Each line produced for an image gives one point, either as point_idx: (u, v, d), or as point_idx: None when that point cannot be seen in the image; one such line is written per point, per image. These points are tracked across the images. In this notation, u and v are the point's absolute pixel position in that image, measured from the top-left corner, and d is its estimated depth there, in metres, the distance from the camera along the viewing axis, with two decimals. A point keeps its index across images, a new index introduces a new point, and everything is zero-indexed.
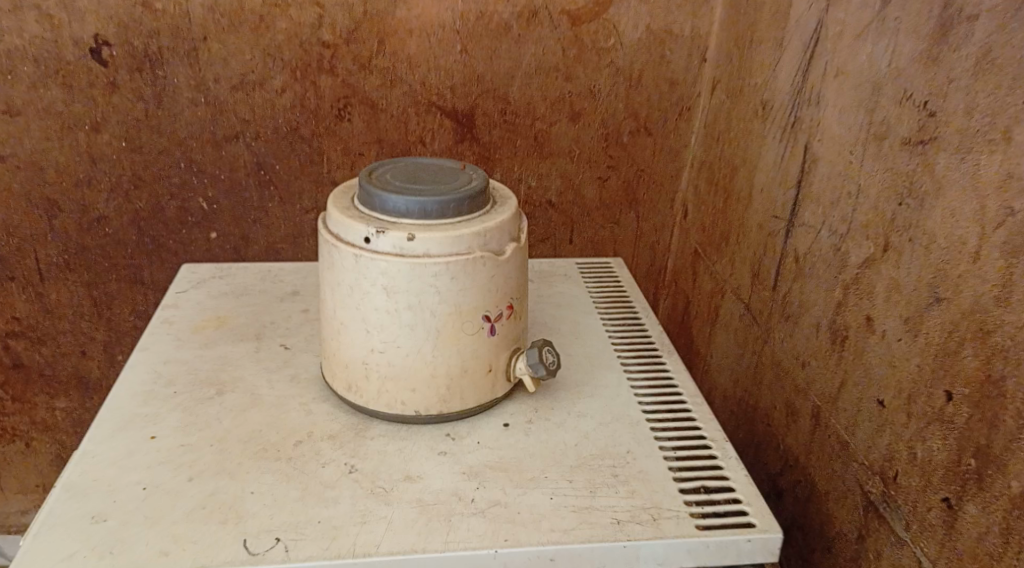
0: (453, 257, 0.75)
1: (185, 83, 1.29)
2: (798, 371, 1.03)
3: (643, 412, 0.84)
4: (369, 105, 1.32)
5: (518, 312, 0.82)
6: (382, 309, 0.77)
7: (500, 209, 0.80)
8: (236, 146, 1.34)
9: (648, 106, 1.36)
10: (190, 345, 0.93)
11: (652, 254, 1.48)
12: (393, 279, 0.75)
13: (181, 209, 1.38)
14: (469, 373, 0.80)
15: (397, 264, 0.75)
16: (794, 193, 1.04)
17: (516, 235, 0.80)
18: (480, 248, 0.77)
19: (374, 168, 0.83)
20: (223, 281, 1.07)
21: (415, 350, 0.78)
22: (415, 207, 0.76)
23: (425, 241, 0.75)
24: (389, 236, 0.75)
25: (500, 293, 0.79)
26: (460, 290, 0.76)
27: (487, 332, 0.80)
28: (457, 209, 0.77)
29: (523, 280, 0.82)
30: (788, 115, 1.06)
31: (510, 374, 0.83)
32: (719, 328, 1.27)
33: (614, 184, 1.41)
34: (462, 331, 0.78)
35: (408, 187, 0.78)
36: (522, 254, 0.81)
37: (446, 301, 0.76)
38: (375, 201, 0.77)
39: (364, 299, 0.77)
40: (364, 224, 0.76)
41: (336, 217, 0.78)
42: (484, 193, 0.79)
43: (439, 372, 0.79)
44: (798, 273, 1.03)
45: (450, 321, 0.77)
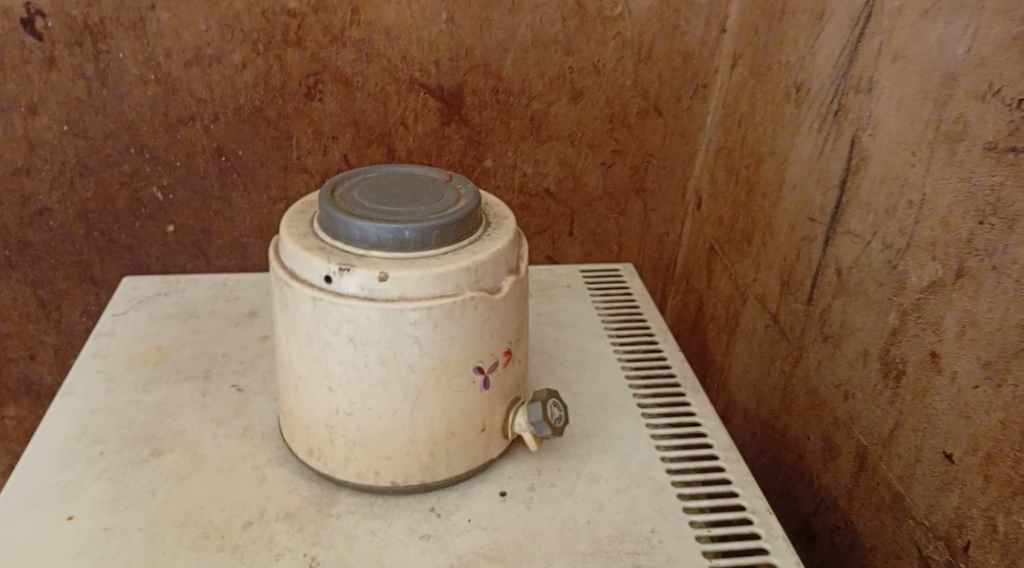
0: (436, 300, 0.60)
1: (133, 59, 1.11)
2: (838, 402, 0.89)
3: (667, 473, 0.70)
4: (343, 84, 1.15)
5: (517, 358, 0.67)
6: (348, 363, 0.62)
7: (494, 234, 0.65)
8: (193, 130, 1.17)
9: (659, 84, 1.20)
10: (125, 389, 0.79)
11: (660, 248, 1.33)
12: (361, 328, 0.60)
13: (133, 200, 1.21)
14: (457, 436, 0.66)
15: (366, 310, 0.60)
16: (837, 195, 0.89)
17: (514, 265, 0.65)
18: (469, 286, 0.61)
19: (339, 182, 0.67)
20: (169, 299, 0.93)
21: (390, 412, 0.63)
22: (388, 236, 0.60)
23: (401, 281, 0.59)
24: (356, 275, 0.60)
25: (495, 339, 0.64)
26: (445, 340, 0.61)
27: (479, 386, 0.65)
28: (441, 237, 0.61)
29: (523, 319, 0.67)
30: (829, 101, 0.90)
31: (507, 432, 0.68)
32: (739, 337, 1.13)
33: (619, 171, 1.25)
34: (448, 388, 0.63)
35: (380, 208, 0.63)
36: (521, 288, 0.66)
37: (428, 354, 0.62)
38: (339, 227, 0.62)
39: (325, 350, 0.62)
40: (324, 259, 0.60)
41: (290, 249, 0.63)
42: (475, 215, 0.64)
43: (421, 437, 0.65)
44: (841, 289, 0.88)
45: (434, 377, 0.63)
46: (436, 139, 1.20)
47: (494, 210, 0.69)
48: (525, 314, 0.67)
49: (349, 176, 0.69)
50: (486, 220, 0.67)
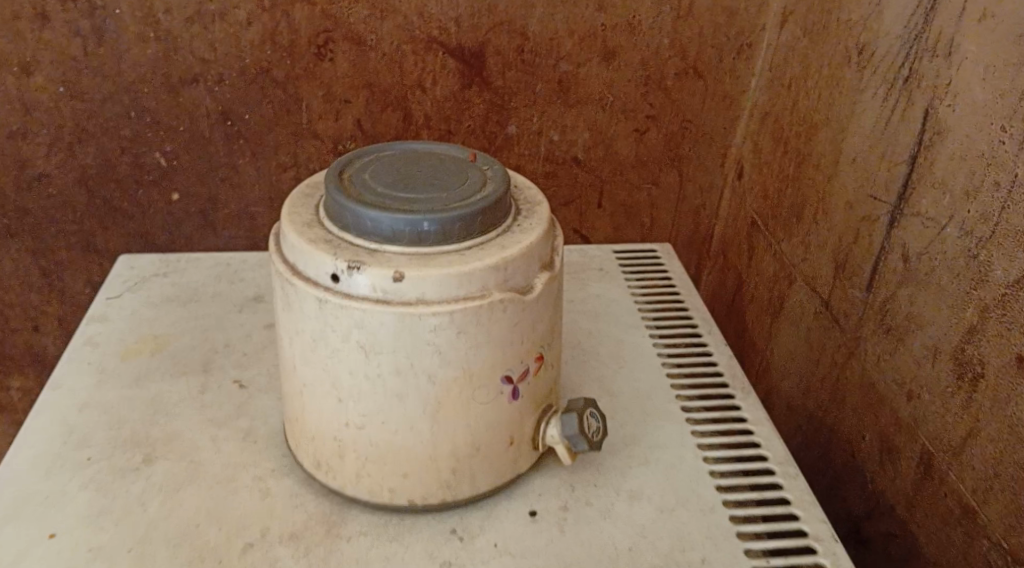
0: (460, 304, 0.52)
1: (131, 14, 1.03)
2: (901, 401, 0.81)
3: (715, 486, 0.63)
4: (357, 42, 1.06)
5: (550, 364, 0.59)
6: (359, 371, 0.54)
7: (527, 225, 0.57)
8: (197, 92, 1.08)
9: (700, 43, 1.10)
10: (117, 384, 0.72)
11: (696, 222, 1.24)
12: (373, 335, 0.53)
13: (135, 165, 1.12)
14: (483, 451, 0.58)
15: (379, 314, 0.52)
16: (906, 171, 0.80)
17: (548, 260, 0.57)
18: (498, 287, 0.54)
19: (349, 163, 0.59)
20: (168, 279, 0.85)
21: (405, 425, 0.56)
22: (405, 228, 0.53)
23: (420, 282, 0.52)
24: (367, 274, 0.52)
25: (526, 344, 0.56)
26: (470, 347, 0.54)
27: (506, 397, 0.57)
28: (466, 230, 0.54)
29: (557, 320, 0.59)
30: (901, 65, 0.81)
31: (537, 445, 0.61)
32: (783, 321, 1.04)
33: (654, 138, 1.16)
34: (473, 400, 0.56)
35: (396, 194, 0.55)
36: (555, 286, 0.58)
37: (450, 363, 0.54)
38: (348, 217, 0.54)
39: (332, 356, 0.55)
40: (332, 256, 0.53)
41: (293, 242, 0.55)
42: (505, 202, 0.56)
43: (441, 453, 0.57)
44: (910, 278, 0.79)
45: (455, 388, 0.55)
46: (457, 102, 1.11)
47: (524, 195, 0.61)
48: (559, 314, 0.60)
49: (359, 155, 0.61)
50: (516, 207, 0.59)
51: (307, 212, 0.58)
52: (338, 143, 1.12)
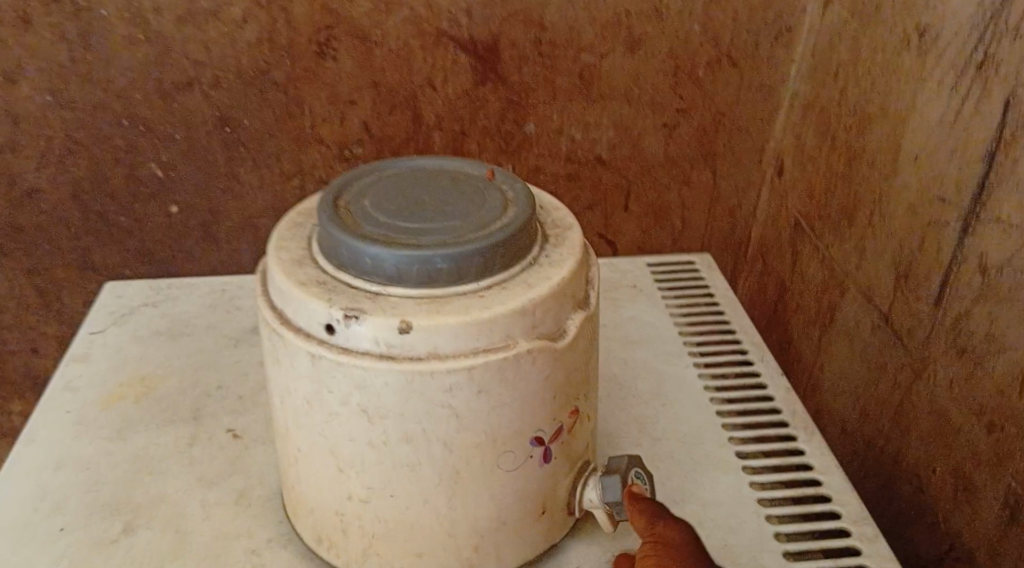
0: (478, 358, 0.49)
1: (119, 16, 0.93)
2: (981, 435, 0.71)
3: (761, 514, 0.62)
4: (361, 39, 0.97)
5: (585, 420, 0.56)
6: (365, 438, 0.51)
7: (552, 262, 0.53)
8: (192, 98, 0.99)
9: (734, 29, 1.00)
10: (98, 437, 0.64)
11: (731, 222, 1.13)
12: (375, 396, 0.49)
13: (130, 178, 1.03)
14: (508, 524, 0.54)
15: (382, 372, 0.49)
16: (983, 169, 0.70)
17: (580, 298, 0.54)
18: (525, 334, 0.50)
19: (345, 188, 0.56)
20: (156, 311, 0.77)
21: (420, 499, 0.52)
22: (414, 265, 0.49)
23: (428, 335, 0.48)
24: (370, 325, 0.48)
25: (558, 401, 0.53)
26: (490, 409, 0.50)
27: (538, 460, 0.54)
28: (483, 264, 0.50)
29: (592, 370, 0.56)
30: (977, 49, 0.71)
31: (573, 510, 0.58)
32: (834, 334, 0.93)
33: (685, 134, 1.06)
34: (497, 468, 0.52)
35: (399, 226, 0.51)
36: (591, 326, 0.55)
37: (470, 428, 0.50)
38: (345, 254, 0.51)
39: (330, 422, 0.51)
40: (326, 304, 0.49)
41: (281, 286, 0.52)
42: (527, 232, 0.53)
43: (465, 524, 0.53)
44: (986, 293, 0.70)
45: (474, 456, 0.51)
46: (471, 102, 1.02)
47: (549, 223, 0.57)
48: (592, 366, 0.56)
49: (358, 175, 0.58)
50: (540, 235, 0.55)
51: (300, 246, 0.55)
52: (345, 148, 1.03)
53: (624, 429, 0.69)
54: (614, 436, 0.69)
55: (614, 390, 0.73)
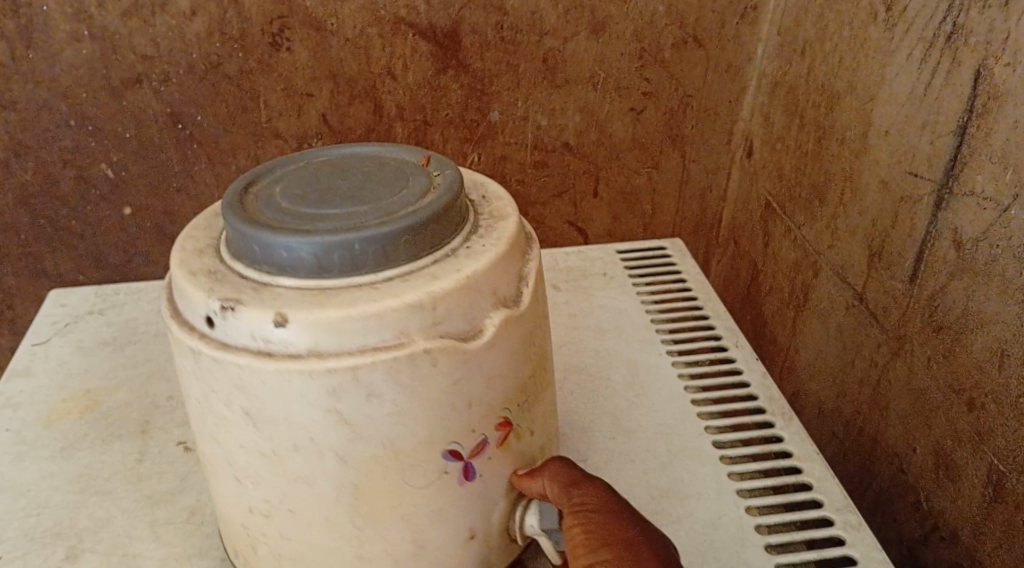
0: (363, 357, 0.47)
1: (60, 11, 0.89)
2: (962, 414, 0.70)
3: (742, 505, 0.60)
4: (315, 28, 0.93)
5: (520, 433, 0.54)
6: (261, 447, 0.50)
7: (469, 253, 0.51)
8: (141, 95, 0.95)
9: (699, 8, 0.97)
10: (43, 456, 0.60)
11: (701, 205, 1.11)
12: (254, 398, 0.48)
13: (79, 180, 0.99)
14: (429, 549, 0.53)
15: (258, 368, 0.47)
16: (955, 144, 0.68)
17: (507, 295, 0.52)
18: (423, 331, 0.48)
19: (268, 175, 0.56)
20: (104, 318, 0.73)
21: (324, 518, 0.51)
22: (304, 251, 0.48)
23: (306, 330, 0.47)
24: (245, 318, 0.48)
25: (477, 411, 0.51)
26: (383, 415, 0.49)
27: (457, 475, 0.52)
28: (379, 251, 0.48)
29: (528, 380, 0.54)
30: (947, 19, 0.68)
31: (515, 536, 0.57)
32: (809, 315, 0.92)
33: (652, 117, 1.03)
34: (403, 485, 0.51)
35: (298, 212, 0.50)
36: (521, 325, 0.52)
37: (364, 438, 0.49)
38: (239, 241, 0.50)
39: (240, 424, 0.50)
40: (205, 296, 0.49)
41: (175, 276, 0.52)
42: (440, 221, 0.50)
43: (393, 543, 0.52)
44: (963, 268, 0.69)
45: (373, 470, 0.50)
46: (432, 91, 0.98)
47: (486, 214, 0.55)
48: (529, 375, 0.54)
49: (289, 161, 0.58)
50: (466, 225, 0.53)
51: (212, 235, 0.55)
52: (303, 141, 1.00)
53: (597, 423, 0.67)
54: (588, 430, 0.66)
55: (588, 382, 0.71)
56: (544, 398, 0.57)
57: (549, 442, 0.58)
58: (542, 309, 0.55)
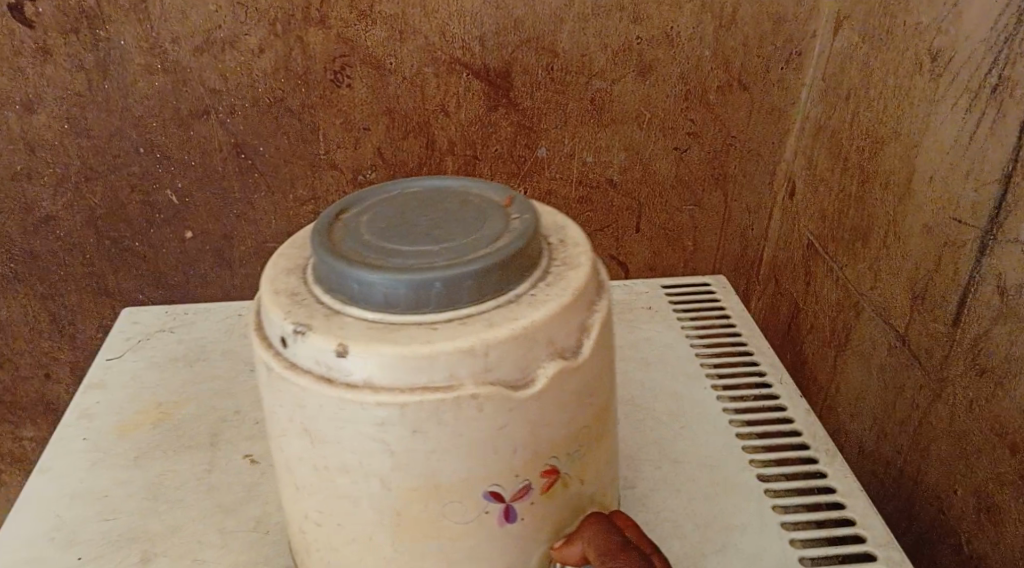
0: (413, 394, 0.50)
1: (136, 46, 0.95)
2: (1005, 457, 0.71)
3: (785, 537, 0.62)
4: (375, 66, 0.98)
5: (566, 483, 0.56)
6: (316, 463, 0.53)
7: (532, 301, 0.53)
8: (208, 125, 1.00)
9: (744, 54, 1.00)
10: (116, 463, 0.64)
11: (743, 244, 1.13)
12: (313, 419, 0.52)
13: (145, 204, 1.04)
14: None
15: (318, 392, 0.51)
16: (999, 192, 0.70)
17: (564, 349, 0.54)
18: (474, 375, 0.51)
19: (366, 201, 0.60)
20: (173, 336, 0.77)
21: (368, 539, 0.54)
22: (375, 289, 0.52)
23: (365, 362, 0.50)
24: (311, 344, 0.51)
25: (522, 457, 0.53)
26: (427, 450, 0.51)
27: (497, 517, 0.54)
28: (442, 296, 0.51)
29: (579, 429, 0.55)
30: (985, 70, 0.71)
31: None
32: (851, 356, 0.93)
33: (696, 157, 1.06)
34: (446, 514, 0.53)
35: (375, 246, 0.54)
36: (575, 379, 0.54)
37: (409, 470, 0.52)
38: (321, 269, 0.54)
39: (299, 438, 0.53)
40: (281, 317, 0.53)
41: (264, 291, 0.57)
42: (505, 269, 0.53)
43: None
44: (1008, 313, 0.70)
45: (414, 501, 0.53)
46: (483, 127, 1.02)
47: (559, 260, 0.57)
48: (580, 425, 0.55)
49: (389, 187, 0.62)
50: (535, 270, 0.55)
51: (304, 253, 0.60)
52: (359, 173, 1.03)
53: (643, 453, 0.69)
54: (634, 460, 0.69)
55: (633, 413, 0.73)
56: (597, 446, 0.58)
57: (600, 488, 0.59)
58: (604, 360, 0.56)
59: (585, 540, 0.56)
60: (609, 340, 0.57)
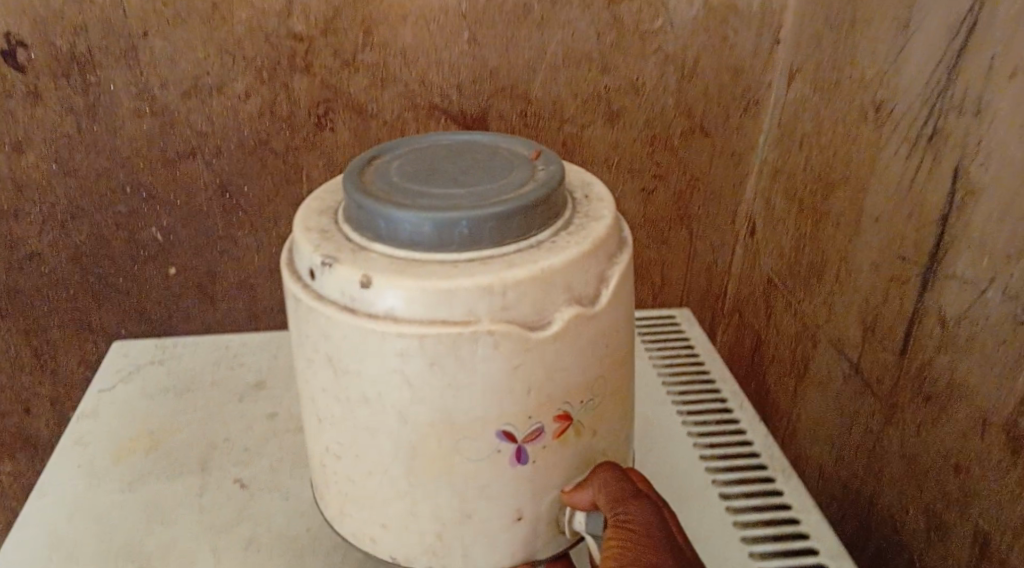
0: (434, 327, 0.56)
1: (126, 91, 0.98)
2: (948, 475, 0.76)
3: (745, 551, 0.66)
4: (357, 111, 1.02)
5: (577, 430, 0.62)
6: (340, 393, 0.60)
7: (551, 247, 0.59)
8: (194, 166, 1.04)
9: (705, 102, 1.06)
10: (110, 488, 0.68)
11: (707, 279, 1.19)
12: (338, 349, 0.59)
13: (130, 241, 1.07)
14: (474, 518, 0.62)
15: (344, 321, 0.58)
16: (936, 233, 0.75)
17: (580, 294, 0.60)
18: (491, 313, 0.57)
19: (393, 154, 0.67)
20: (163, 368, 0.81)
21: (388, 465, 0.61)
22: (403, 225, 0.58)
23: (389, 295, 0.56)
24: (338, 276, 0.58)
25: (535, 400, 0.59)
26: (443, 385, 0.57)
27: (510, 457, 0.60)
28: (463, 235, 0.58)
29: (591, 380, 0.61)
30: (921, 122, 0.77)
31: (564, 529, 0.65)
32: (810, 384, 0.98)
33: (661, 197, 1.12)
34: (458, 453, 0.59)
35: (402, 189, 0.60)
36: (590, 328, 0.60)
37: (424, 405, 0.58)
38: (350, 208, 0.61)
39: (326, 367, 0.60)
40: (311, 251, 0.60)
41: (297, 228, 0.63)
42: (527, 214, 0.59)
43: (443, 504, 0.61)
44: (947, 344, 0.75)
45: (428, 440, 0.59)
46: None
47: (582, 215, 0.63)
48: (594, 377, 0.62)
49: (417, 144, 0.69)
50: (557, 221, 0.61)
51: (336, 199, 0.67)
52: None
53: None
54: None
55: None
56: (611, 402, 0.64)
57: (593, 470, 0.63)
58: (619, 319, 0.63)
59: (596, 486, 0.62)
60: (626, 294, 0.63)
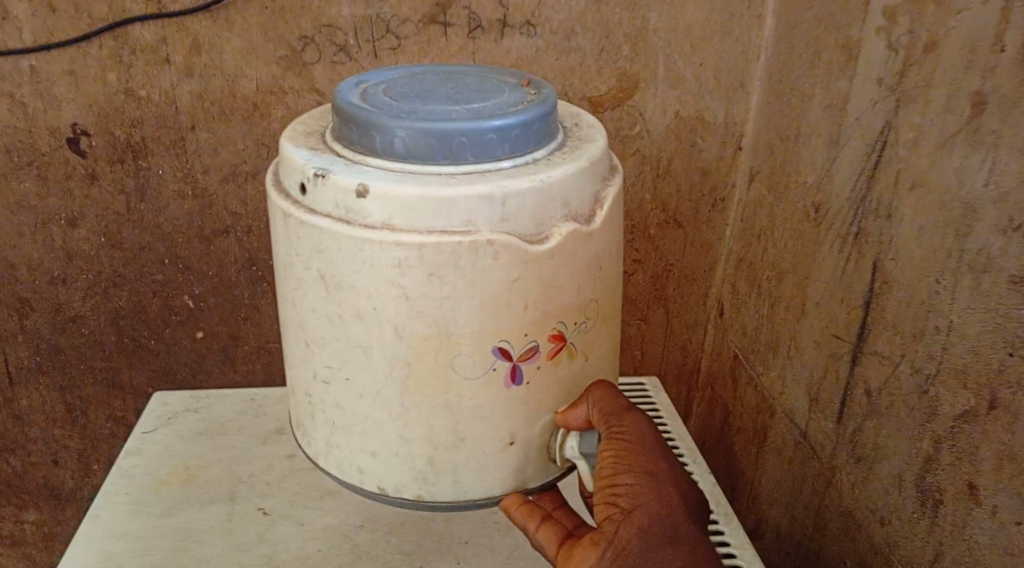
0: (435, 236, 0.69)
1: (171, 175, 1.13)
2: (875, 526, 0.87)
3: None
4: None
5: (568, 352, 0.77)
6: (332, 303, 0.73)
7: (548, 163, 0.73)
8: (226, 241, 1.17)
9: (678, 197, 1.20)
10: (150, 512, 0.81)
11: (683, 354, 1.31)
12: (329, 263, 0.72)
13: (165, 307, 1.21)
14: (466, 441, 0.76)
15: (340, 226, 0.70)
16: (862, 315, 0.88)
17: (568, 205, 0.73)
18: (490, 223, 0.70)
19: (380, 80, 0.79)
20: (198, 415, 0.93)
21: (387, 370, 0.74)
22: (395, 138, 0.70)
23: (384, 207, 0.69)
24: (331, 190, 0.70)
25: (532, 314, 0.73)
26: (443, 295, 0.71)
27: (506, 375, 0.75)
28: (452, 153, 0.70)
29: (583, 303, 0.76)
30: (850, 222, 0.90)
31: (554, 456, 0.80)
32: (768, 450, 1.10)
33: (641, 279, 1.25)
34: (456, 368, 0.73)
35: (395, 105, 0.72)
36: (577, 251, 0.74)
37: (420, 316, 0.71)
38: (342, 128, 0.73)
39: (320, 280, 0.73)
40: (303, 166, 0.72)
41: (287, 146, 0.76)
42: (523, 130, 0.71)
43: (437, 426, 0.75)
44: (871, 411, 0.87)
45: (426, 349, 0.73)
46: None
47: (577, 140, 0.77)
48: (586, 299, 0.76)
49: (402, 72, 0.81)
50: (553, 143, 0.75)
51: (324, 126, 0.79)
52: None
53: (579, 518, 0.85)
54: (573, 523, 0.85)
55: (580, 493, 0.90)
56: (597, 330, 0.79)
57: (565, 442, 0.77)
58: (607, 244, 0.77)
59: (585, 404, 0.77)
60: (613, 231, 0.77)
